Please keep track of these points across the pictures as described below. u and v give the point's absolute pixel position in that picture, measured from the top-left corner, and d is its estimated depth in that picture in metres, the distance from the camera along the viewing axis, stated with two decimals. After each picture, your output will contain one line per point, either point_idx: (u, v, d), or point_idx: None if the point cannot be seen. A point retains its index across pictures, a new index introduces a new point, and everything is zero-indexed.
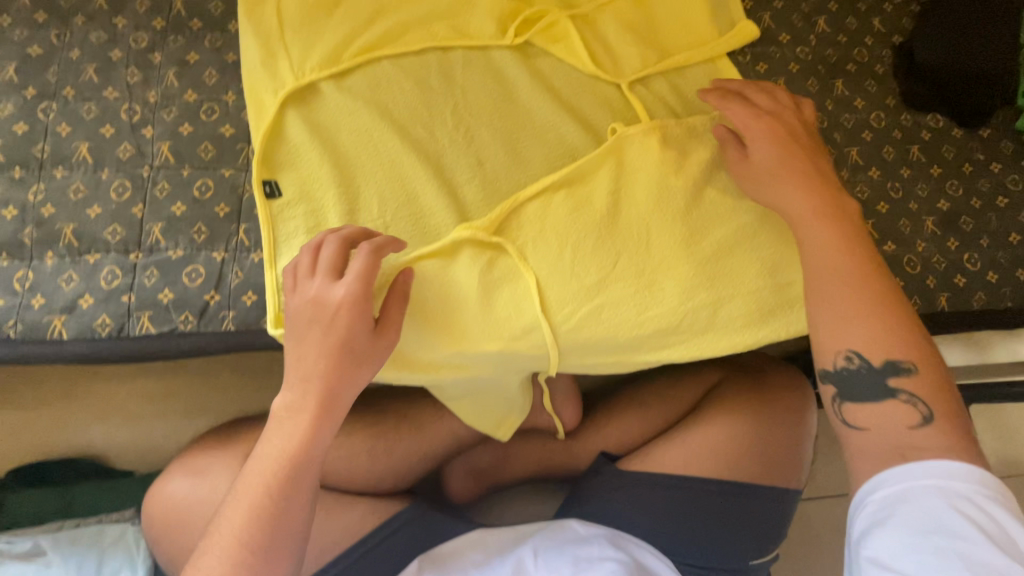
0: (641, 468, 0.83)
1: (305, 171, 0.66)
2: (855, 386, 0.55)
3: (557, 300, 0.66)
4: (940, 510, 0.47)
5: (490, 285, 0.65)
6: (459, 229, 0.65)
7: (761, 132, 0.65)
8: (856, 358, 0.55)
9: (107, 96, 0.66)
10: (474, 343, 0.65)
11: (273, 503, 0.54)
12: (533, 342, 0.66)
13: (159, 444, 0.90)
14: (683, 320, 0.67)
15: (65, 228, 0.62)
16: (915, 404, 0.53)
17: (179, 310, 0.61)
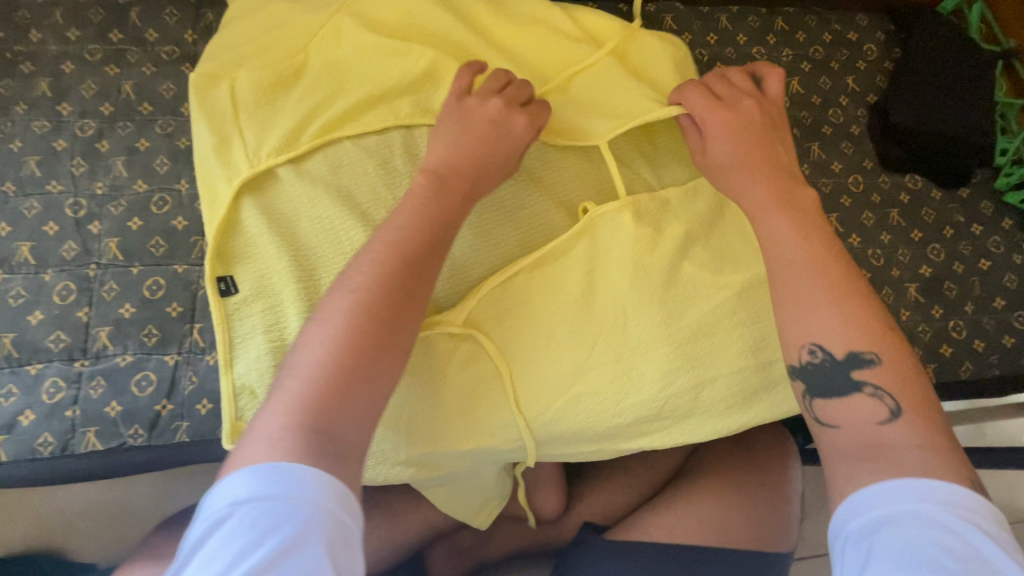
0: (629, 542, 0.79)
1: (262, 265, 0.63)
2: (823, 382, 0.48)
3: (532, 391, 0.63)
4: (922, 543, 0.37)
5: (462, 379, 0.62)
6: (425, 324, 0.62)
7: (719, 113, 0.59)
8: (819, 351, 0.48)
9: (51, 190, 0.63)
10: (446, 442, 0.62)
11: (412, 269, 0.49)
12: (508, 436, 0.63)
13: (122, 534, 0.86)
14: (664, 405, 0.65)
15: (4, 338, 0.58)
16: (882, 397, 0.45)
17: (128, 423, 0.57)
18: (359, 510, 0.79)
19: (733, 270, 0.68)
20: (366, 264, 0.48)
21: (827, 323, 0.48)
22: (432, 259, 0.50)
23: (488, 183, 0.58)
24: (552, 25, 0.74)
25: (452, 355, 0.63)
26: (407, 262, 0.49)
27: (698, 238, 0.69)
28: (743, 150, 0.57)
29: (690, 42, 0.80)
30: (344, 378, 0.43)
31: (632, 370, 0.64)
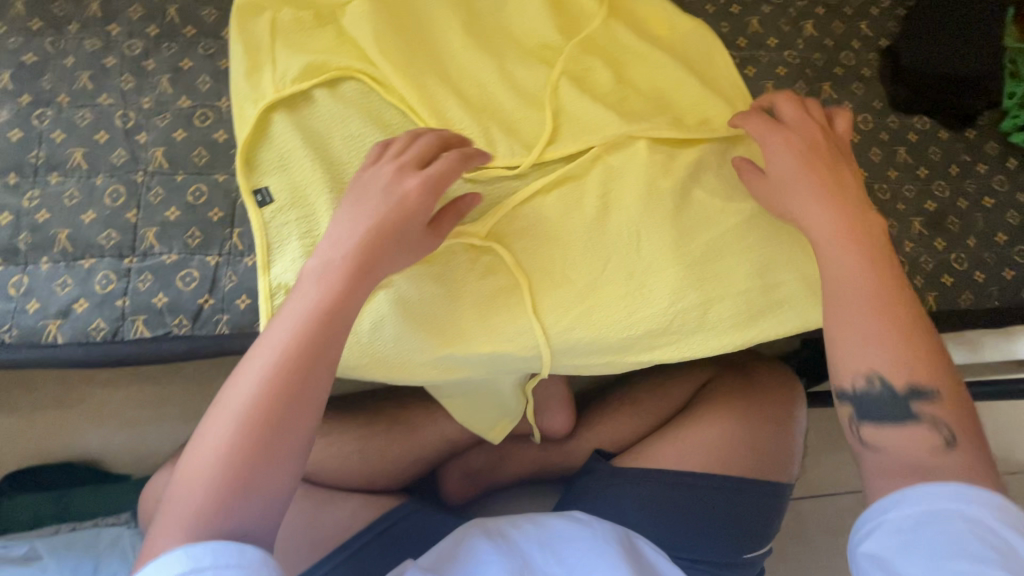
0: (638, 466, 0.82)
1: (295, 177, 0.66)
2: (878, 408, 0.50)
3: (548, 302, 0.66)
4: (963, 536, 0.41)
5: (483, 287, 0.66)
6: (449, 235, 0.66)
7: (784, 152, 0.58)
8: (879, 380, 0.50)
9: (102, 103, 0.67)
10: (467, 344, 0.66)
11: (299, 344, 0.47)
12: (526, 343, 0.66)
13: (155, 447, 0.91)
14: (673, 321, 0.68)
15: (59, 234, 0.63)
16: (938, 429, 0.48)
17: (173, 314, 0.62)
18: (379, 425, 0.83)
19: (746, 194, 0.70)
20: (247, 372, 0.47)
21: (885, 352, 0.50)
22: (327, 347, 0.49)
23: (396, 263, 0.55)
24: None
25: (470, 265, 0.67)
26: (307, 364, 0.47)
27: (712, 165, 0.70)
28: (802, 177, 0.57)
29: None
30: (228, 494, 0.43)
31: (640, 286, 0.67)
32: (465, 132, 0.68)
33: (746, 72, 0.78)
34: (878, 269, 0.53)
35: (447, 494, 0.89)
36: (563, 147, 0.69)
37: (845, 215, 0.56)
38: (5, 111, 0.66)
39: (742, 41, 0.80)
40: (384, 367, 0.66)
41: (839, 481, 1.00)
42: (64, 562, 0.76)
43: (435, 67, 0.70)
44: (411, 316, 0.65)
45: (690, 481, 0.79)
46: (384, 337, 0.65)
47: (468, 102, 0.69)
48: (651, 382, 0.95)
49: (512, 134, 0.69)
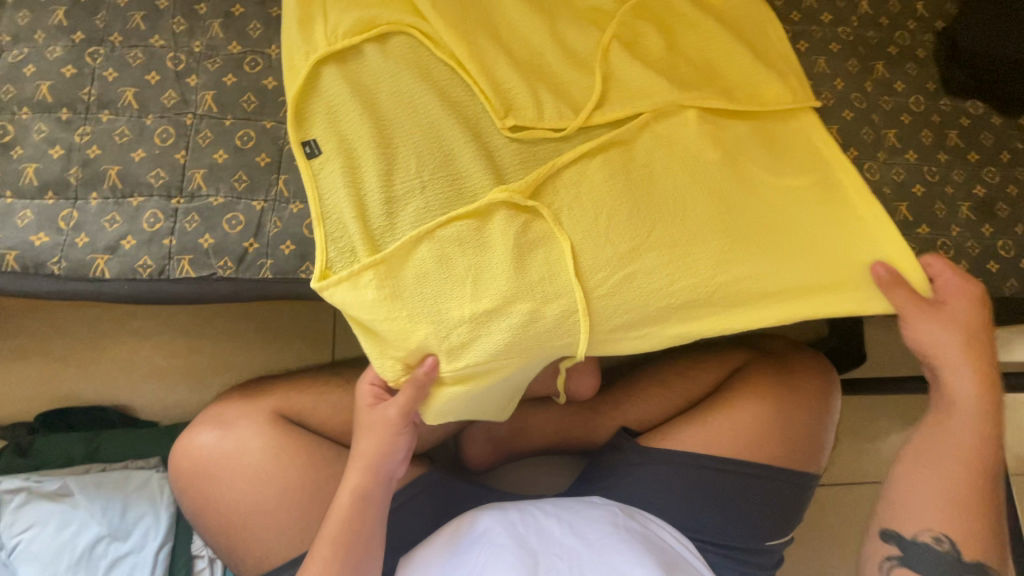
0: (662, 446, 0.83)
1: (343, 128, 0.65)
2: (928, 562, 0.64)
3: (590, 266, 0.64)
4: None
5: (527, 246, 0.64)
6: (494, 191, 0.64)
7: (952, 311, 0.65)
8: (946, 542, 0.64)
9: (154, 44, 0.67)
10: (501, 304, 0.63)
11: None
12: (562, 305, 0.64)
13: (183, 398, 0.92)
14: (716, 291, 0.67)
15: (109, 170, 0.63)
16: (943, 540, 0.64)
17: (218, 256, 0.62)
18: None
19: (796, 161, 0.69)
20: (342, 497, 0.67)
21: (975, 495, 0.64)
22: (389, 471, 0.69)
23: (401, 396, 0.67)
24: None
25: (512, 220, 0.64)
26: (376, 476, 0.68)
27: (759, 135, 0.70)
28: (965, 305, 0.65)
29: None
30: None
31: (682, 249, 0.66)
32: (513, 92, 0.66)
33: (798, 47, 0.77)
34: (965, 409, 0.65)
35: (470, 460, 0.90)
36: (608, 112, 0.67)
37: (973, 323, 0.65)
38: (59, 47, 0.66)
39: (795, 16, 0.79)
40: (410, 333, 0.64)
41: (860, 472, 0.99)
42: (94, 500, 0.79)
43: (485, 25, 0.68)
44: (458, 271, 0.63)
45: (715, 462, 0.80)
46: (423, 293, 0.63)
47: (519, 64, 0.68)
48: (681, 365, 0.94)
49: (562, 96, 0.67)
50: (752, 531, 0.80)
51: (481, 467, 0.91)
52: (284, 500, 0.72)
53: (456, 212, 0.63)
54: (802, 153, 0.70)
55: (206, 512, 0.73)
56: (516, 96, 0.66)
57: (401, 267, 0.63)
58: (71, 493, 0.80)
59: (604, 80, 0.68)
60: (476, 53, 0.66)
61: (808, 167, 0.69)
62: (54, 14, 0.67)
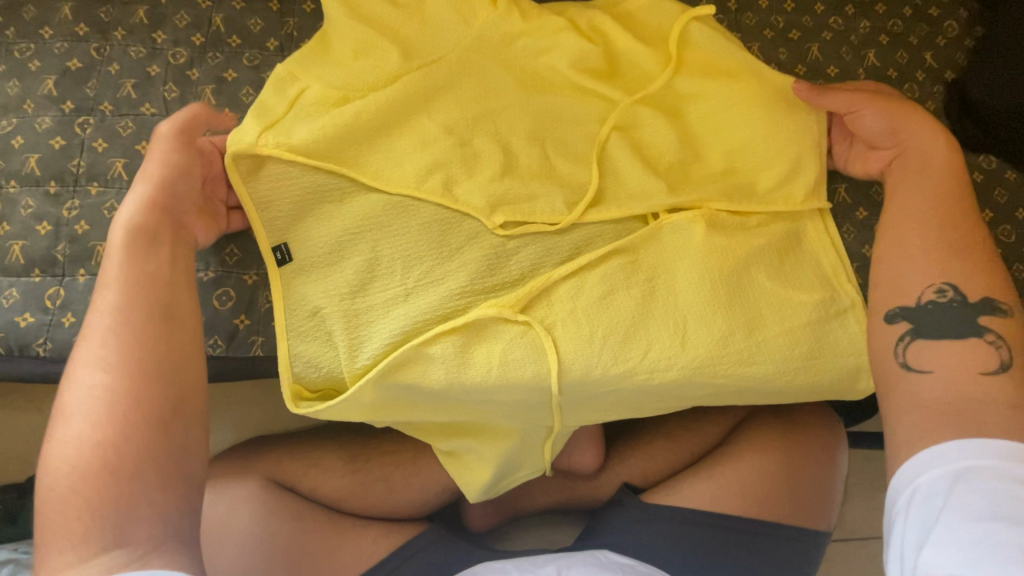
0: (666, 504, 0.81)
1: (312, 231, 0.63)
2: (939, 324, 0.55)
3: (580, 369, 0.62)
4: (997, 495, 0.44)
5: (513, 348, 0.62)
6: (486, 309, 0.62)
7: (930, 175, 0.61)
8: (949, 290, 0.56)
9: (145, 112, 0.66)
10: (488, 391, 0.63)
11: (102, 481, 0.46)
12: (536, 397, 0.64)
13: None
14: (708, 394, 0.67)
15: (97, 247, 0.62)
16: (999, 346, 0.53)
17: (209, 334, 0.63)
18: (405, 453, 0.82)
19: (800, 261, 0.67)
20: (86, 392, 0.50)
21: None
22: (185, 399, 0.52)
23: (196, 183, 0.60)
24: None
25: (502, 335, 0.62)
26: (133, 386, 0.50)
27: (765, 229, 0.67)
28: (944, 206, 0.59)
29: (765, 9, 0.79)
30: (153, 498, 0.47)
31: (673, 363, 0.63)
32: (509, 187, 0.64)
33: None
34: (959, 219, 0.59)
35: (472, 520, 0.87)
36: (607, 211, 0.65)
37: (965, 219, 0.59)
38: (48, 117, 0.65)
39: (800, 69, 0.77)
40: (430, 435, 0.71)
41: (875, 525, 0.96)
42: None
43: (486, 95, 0.66)
44: (460, 359, 0.62)
45: (721, 525, 0.79)
46: (423, 389, 0.62)
47: (515, 141, 0.66)
48: (686, 416, 0.91)
49: (560, 187, 0.65)
50: None
51: (484, 527, 0.87)
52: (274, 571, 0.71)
53: (443, 327, 0.61)
54: (807, 256, 0.68)
55: None
56: (511, 192, 0.64)
57: (403, 371, 0.62)
58: None
59: (603, 158, 0.66)
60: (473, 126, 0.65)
61: (819, 280, 0.67)
62: (44, 83, 0.66)
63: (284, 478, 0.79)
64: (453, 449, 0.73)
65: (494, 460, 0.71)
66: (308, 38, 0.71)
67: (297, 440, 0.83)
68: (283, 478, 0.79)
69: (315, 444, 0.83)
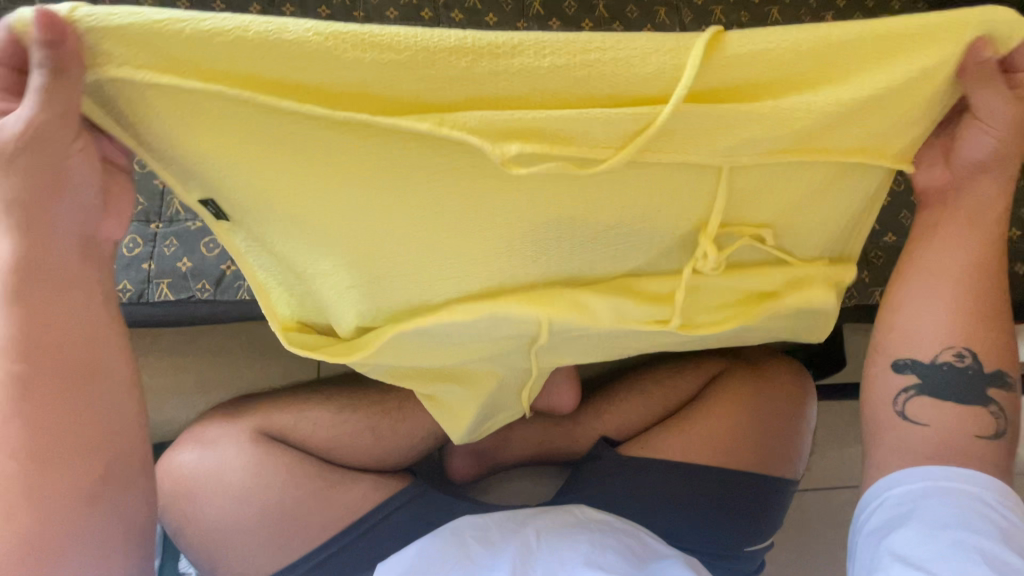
0: (641, 454, 0.85)
1: (240, 147, 0.44)
2: (949, 384, 0.58)
3: (571, 315, 0.60)
4: (961, 511, 0.52)
5: (502, 291, 0.59)
6: (476, 245, 0.54)
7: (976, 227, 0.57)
8: (968, 356, 0.58)
9: None
10: (478, 327, 0.61)
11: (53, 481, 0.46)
12: (522, 333, 0.64)
13: (171, 416, 0.94)
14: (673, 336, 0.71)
15: None
16: (998, 418, 0.57)
17: (196, 279, 0.65)
18: (390, 403, 0.86)
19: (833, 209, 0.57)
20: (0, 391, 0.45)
21: None
22: (121, 450, 0.50)
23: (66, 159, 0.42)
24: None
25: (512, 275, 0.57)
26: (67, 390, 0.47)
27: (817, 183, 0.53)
28: (977, 271, 0.58)
29: None
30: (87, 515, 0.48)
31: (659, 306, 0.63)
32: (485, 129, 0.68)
33: None
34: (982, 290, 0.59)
35: (455, 471, 0.91)
36: None
37: (985, 291, 0.59)
38: None
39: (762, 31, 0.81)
40: (410, 378, 0.73)
41: (843, 475, 1.01)
42: None
43: None
44: (455, 305, 0.58)
45: (692, 472, 0.82)
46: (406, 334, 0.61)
47: None
48: (661, 371, 0.96)
49: None
50: (741, 532, 0.83)
51: (469, 477, 0.92)
52: (264, 520, 0.76)
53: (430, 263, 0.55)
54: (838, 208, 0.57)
55: (188, 533, 0.77)
56: None
57: (389, 311, 0.60)
58: None
59: None
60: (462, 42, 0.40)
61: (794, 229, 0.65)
62: None
63: (273, 431, 0.82)
64: (435, 393, 0.76)
65: (475, 402, 0.75)
66: (290, 3, 0.74)
67: (287, 396, 0.87)
68: (272, 431, 0.82)
69: (303, 398, 0.86)
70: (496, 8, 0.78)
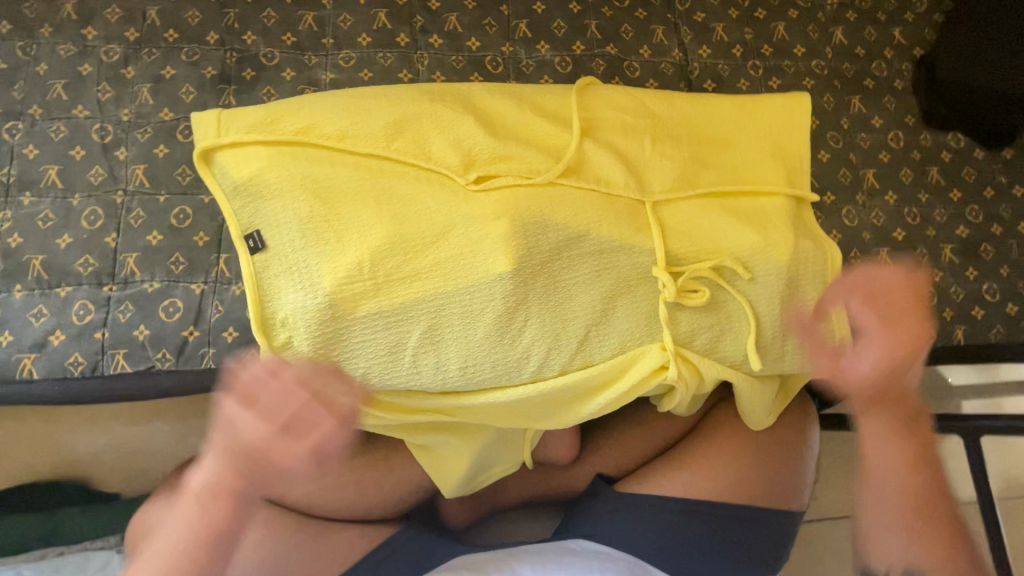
0: (641, 494, 0.81)
1: (294, 178, 0.59)
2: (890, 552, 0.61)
3: (546, 340, 0.62)
4: None
5: (481, 313, 0.60)
6: (459, 252, 0.59)
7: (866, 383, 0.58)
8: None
9: (77, 115, 0.63)
10: (452, 352, 0.60)
11: None
12: (502, 361, 0.61)
13: (144, 466, 0.89)
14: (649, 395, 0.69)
15: (33, 260, 0.59)
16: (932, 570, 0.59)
17: (156, 348, 0.59)
18: (375, 451, 0.81)
19: (779, 233, 0.64)
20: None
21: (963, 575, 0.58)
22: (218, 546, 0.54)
23: None
24: (576, 6, 0.74)
25: (522, 337, 0.61)
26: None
27: (739, 213, 0.64)
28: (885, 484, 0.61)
29: None
30: None
31: (641, 359, 0.64)
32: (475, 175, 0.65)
33: (771, 83, 0.73)
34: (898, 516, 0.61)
35: (447, 517, 0.87)
36: (578, 182, 0.62)
37: (900, 485, 0.61)
38: None
39: (767, 49, 0.75)
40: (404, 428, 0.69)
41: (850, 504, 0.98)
42: None
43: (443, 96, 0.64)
44: (432, 322, 0.60)
45: (691, 511, 0.79)
46: (379, 364, 0.60)
47: (470, 134, 0.62)
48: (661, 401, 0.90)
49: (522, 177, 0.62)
50: (745, 572, 0.78)
51: (461, 522, 0.88)
52: None
53: (413, 268, 0.59)
54: (773, 223, 0.64)
55: None
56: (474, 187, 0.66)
57: (364, 332, 0.59)
58: None
59: (577, 153, 0.63)
60: (464, 135, 0.62)
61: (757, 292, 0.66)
62: None
63: None
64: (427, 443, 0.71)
65: (468, 455, 0.71)
66: (251, 31, 0.67)
67: None
68: None
69: None
70: (478, 31, 0.71)
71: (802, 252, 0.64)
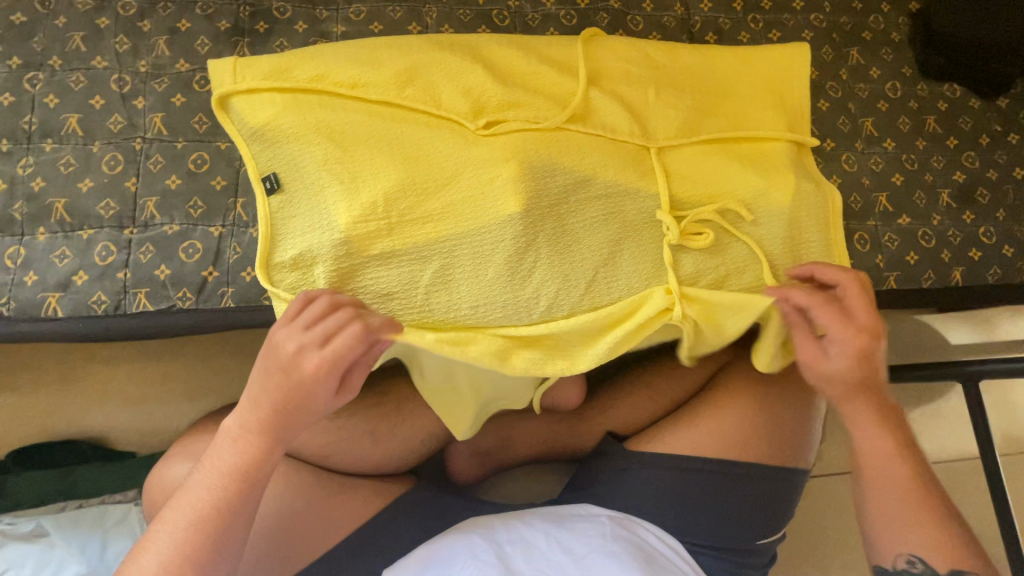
0: (649, 447, 0.82)
1: (307, 122, 0.61)
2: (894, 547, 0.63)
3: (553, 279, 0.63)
4: None
5: (492, 252, 0.62)
6: (467, 197, 0.61)
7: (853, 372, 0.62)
8: (917, 561, 0.61)
9: (96, 66, 0.64)
10: (463, 290, 0.62)
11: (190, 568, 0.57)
12: (513, 299, 0.63)
13: (159, 425, 0.91)
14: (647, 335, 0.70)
15: (56, 203, 0.61)
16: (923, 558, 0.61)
17: (176, 287, 0.61)
18: (387, 405, 0.83)
19: (781, 175, 0.66)
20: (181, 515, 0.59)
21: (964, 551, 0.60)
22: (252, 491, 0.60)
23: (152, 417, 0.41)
24: None
25: (533, 277, 0.63)
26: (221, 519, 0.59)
27: (741, 158, 0.66)
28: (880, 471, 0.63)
29: None
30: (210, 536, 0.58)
31: (647, 304, 0.64)
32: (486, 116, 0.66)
33: (771, 36, 0.75)
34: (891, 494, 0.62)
35: (456, 472, 0.89)
36: (586, 128, 0.64)
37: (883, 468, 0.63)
38: None
39: (766, 3, 0.77)
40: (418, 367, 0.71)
41: None
42: (71, 539, 0.79)
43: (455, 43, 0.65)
44: (443, 262, 0.61)
45: (699, 468, 0.80)
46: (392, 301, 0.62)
47: (479, 81, 0.64)
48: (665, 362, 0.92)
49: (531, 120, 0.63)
50: (748, 529, 0.80)
51: (471, 478, 0.90)
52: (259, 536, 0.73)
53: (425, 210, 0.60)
54: (775, 167, 0.66)
55: None
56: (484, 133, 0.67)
57: (380, 270, 0.61)
58: (46, 533, 0.80)
59: (584, 99, 0.65)
60: (475, 82, 0.63)
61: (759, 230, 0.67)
62: None
63: None
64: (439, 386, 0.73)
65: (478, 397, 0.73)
66: None
67: None
68: None
69: None
70: None
71: (801, 194, 0.66)
